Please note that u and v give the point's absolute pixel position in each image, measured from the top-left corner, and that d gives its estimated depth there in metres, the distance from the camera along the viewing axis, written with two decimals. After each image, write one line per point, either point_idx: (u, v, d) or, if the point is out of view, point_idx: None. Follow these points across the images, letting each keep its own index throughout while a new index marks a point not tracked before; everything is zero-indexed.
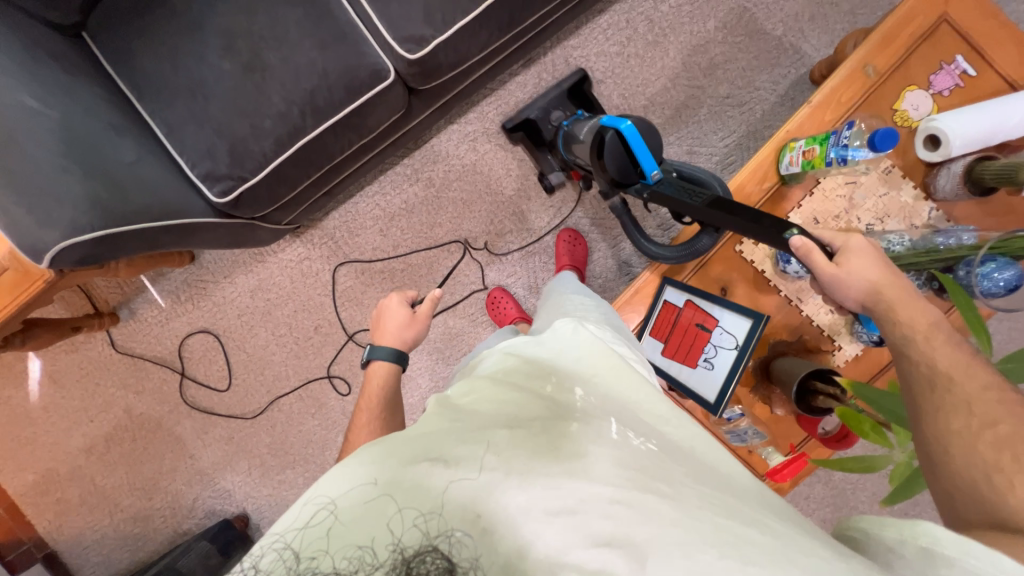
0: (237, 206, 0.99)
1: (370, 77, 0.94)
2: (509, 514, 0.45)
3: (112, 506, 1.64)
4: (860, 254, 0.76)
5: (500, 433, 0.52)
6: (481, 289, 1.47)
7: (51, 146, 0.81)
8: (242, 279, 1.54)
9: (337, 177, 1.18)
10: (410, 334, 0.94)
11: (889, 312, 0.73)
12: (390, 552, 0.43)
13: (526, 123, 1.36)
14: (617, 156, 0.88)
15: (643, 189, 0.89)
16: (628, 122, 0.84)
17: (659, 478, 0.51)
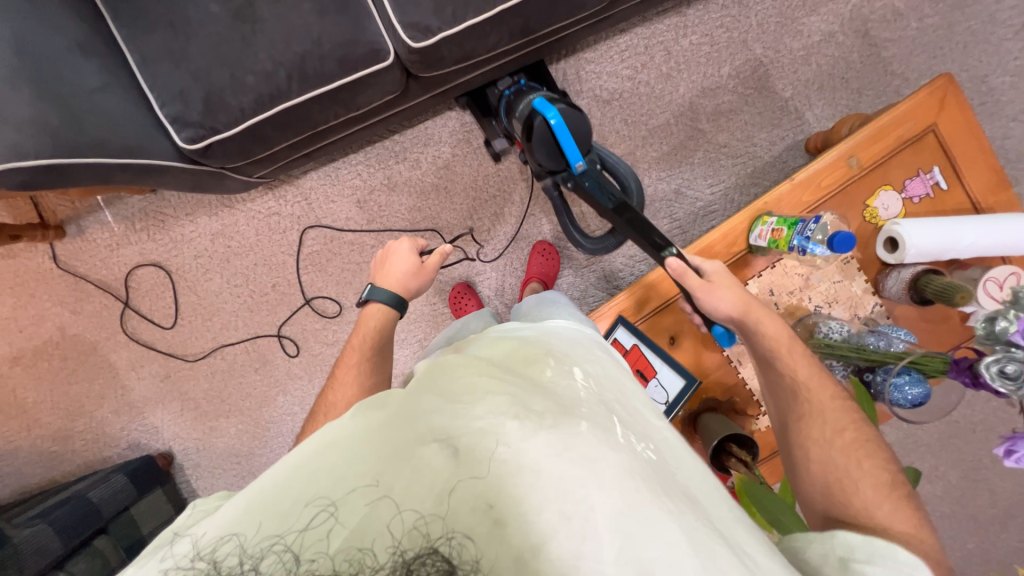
0: (205, 155, 0.93)
1: (367, 56, 0.90)
2: (519, 516, 0.47)
3: (31, 420, 1.59)
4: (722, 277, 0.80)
5: (509, 425, 0.53)
6: (447, 281, 1.47)
7: (7, 61, 0.78)
8: (204, 220, 1.48)
9: (319, 141, 1.13)
10: (414, 281, 0.93)
11: (756, 325, 0.77)
12: (391, 555, 0.45)
13: (474, 87, 1.24)
14: (545, 145, 0.93)
15: (567, 179, 0.96)
16: (556, 115, 0.90)
17: (666, 492, 0.53)
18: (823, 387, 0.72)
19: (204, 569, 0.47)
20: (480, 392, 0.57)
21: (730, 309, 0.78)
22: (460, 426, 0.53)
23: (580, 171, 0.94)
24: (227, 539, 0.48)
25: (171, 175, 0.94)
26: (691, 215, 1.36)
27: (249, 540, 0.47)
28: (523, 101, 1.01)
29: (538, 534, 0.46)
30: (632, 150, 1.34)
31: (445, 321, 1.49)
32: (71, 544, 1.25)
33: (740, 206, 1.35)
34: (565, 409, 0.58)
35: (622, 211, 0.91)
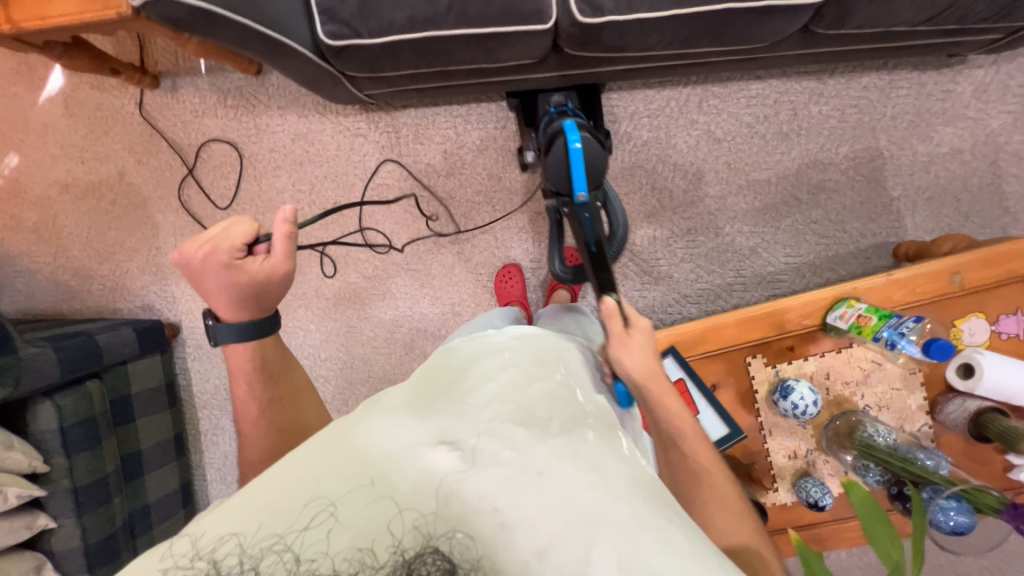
0: (338, 55, 0.93)
1: (529, 14, 0.89)
2: (529, 521, 0.43)
3: (60, 249, 1.60)
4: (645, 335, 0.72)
5: (518, 430, 0.50)
6: (500, 258, 1.47)
7: None
8: (293, 119, 1.48)
9: (440, 81, 1.12)
10: (265, 296, 0.71)
11: (659, 400, 0.68)
12: (391, 554, 0.39)
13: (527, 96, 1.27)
14: (558, 164, 0.94)
15: (566, 204, 0.94)
16: (579, 144, 0.93)
17: (666, 506, 0.50)
18: (720, 473, 0.67)
19: (203, 569, 0.39)
20: (488, 398, 0.55)
21: (641, 373, 0.68)
22: (465, 427, 0.50)
23: (585, 201, 0.92)
24: (227, 538, 0.40)
25: (299, 60, 0.95)
26: (757, 277, 1.34)
27: (250, 537, 0.40)
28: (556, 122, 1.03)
29: (548, 541, 0.42)
30: (725, 195, 1.33)
31: (484, 295, 1.48)
32: (67, 377, 1.26)
33: (809, 285, 1.33)
34: (571, 415, 0.56)
35: (598, 262, 0.81)
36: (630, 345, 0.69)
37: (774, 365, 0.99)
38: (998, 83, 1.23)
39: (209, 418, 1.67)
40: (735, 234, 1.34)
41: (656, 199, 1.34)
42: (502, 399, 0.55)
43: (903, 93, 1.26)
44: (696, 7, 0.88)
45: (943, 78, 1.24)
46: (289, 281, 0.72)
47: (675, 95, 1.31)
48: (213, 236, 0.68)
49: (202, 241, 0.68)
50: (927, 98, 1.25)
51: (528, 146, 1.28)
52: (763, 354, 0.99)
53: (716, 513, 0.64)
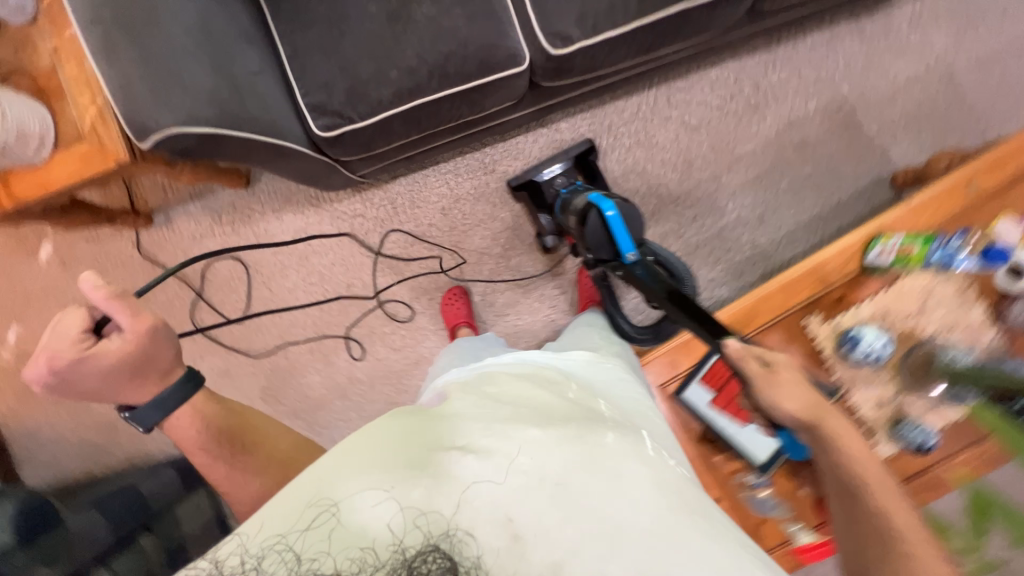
0: (334, 144, 0.96)
1: (505, 60, 0.94)
2: (539, 533, 0.46)
3: (81, 408, 1.56)
4: (791, 369, 0.72)
5: (530, 434, 0.53)
6: (522, 293, 1.47)
7: (192, 36, 0.83)
8: (290, 218, 1.51)
9: (427, 143, 1.13)
10: (149, 364, 0.82)
11: (832, 436, 0.71)
12: (392, 551, 0.44)
13: (530, 184, 1.39)
14: (598, 233, 0.98)
15: (618, 267, 0.96)
16: (614, 210, 0.96)
17: (693, 511, 0.51)
18: (923, 537, 0.62)
19: (205, 569, 0.44)
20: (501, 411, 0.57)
21: (802, 413, 0.71)
22: (477, 436, 0.52)
23: (637, 259, 0.94)
24: (230, 539, 0.46)
25: (297, 158, 0.97)
26: (774, 243, 1.37)
27: (251, 539, 0.45)
28: (579, 196, 1.08)
29: (554, 550, 0.46)
30: (718, 175, 1.37)
31: (519, 334, 1.46)
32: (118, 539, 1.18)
33: (825, 236, 1.35)
34: (587, 421, 0.58)
35: (672, 293, 0.83)
36: (784, 391, 0.71)
37: (832, 320, 0.99)
38: (928, 11, 1.33)
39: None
40: (739, 209, 1.37)
41: (655, 197, 1.37)
42: (512, 408, 0.58)
43: (848, 42, 1.34)
44: (655, 14, 0.94)
45: (878, 20, 1.34)
46: (156, 335, 0.84)
47: (643, 98, 1.37)
48: (44, 350, 0.78)
49: (36, 357, 0.78)
50: (871, 40, 1.34)
51: (545, 230, 1.39)
52: (817, 312, 0.99)
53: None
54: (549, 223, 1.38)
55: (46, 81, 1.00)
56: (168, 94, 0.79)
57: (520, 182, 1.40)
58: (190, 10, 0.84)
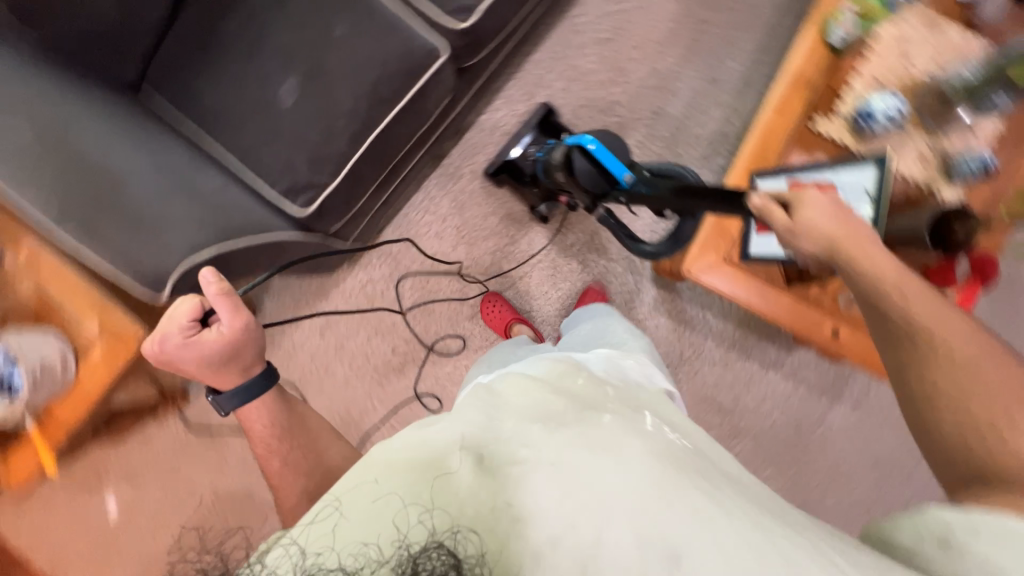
0: (320, 215, 0.98)
1: (427, 56, 0.94)
2: (541, 514, 0.45)
3: None
4: (819, 206, 0.65)
5: (533, 426, 0.53)
6: (551, 266, 1.42)
7: (157, 179, 0.84)
8: (307, 320, 1.43)
9: (394, 180, 1.15)
10: (244, 353, 0.75)
11: (855, 257, 0.61)
12: (396, 548, 0.42)
13: (506, 165, 1.33)
14: (589, 173, 0.94)
15: (619, 193, 0.92)
16: (594, 141, 0.93)
17: (703, 480, 0.50)
18: (963, 332, 0.54)
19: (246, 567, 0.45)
20: (510, 410, 0.57)
21: (828, 231, 0.63)
22: (487, 436, 0.53)
23: (632, 179, 0.90)
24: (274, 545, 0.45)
25: (297, 246, 0.99)
26: (734, 95, 1.39)
27: (306, 541, 0.44)
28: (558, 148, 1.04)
29: (559, 527, 0.44)
30: (655, 66, 1.40)
31: (572, 301, 1.42)
32: None
33: (775, 63, 1.38)
34: (590, 406, 0.58)
35: (681, 189, 0.79)
36: (804, 219, 0.65)
37: (836, 112, 0.99)
38: None
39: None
40: (690, 83, 1.39)
41: (613, 115, 1.39)
42: (519, 403, 0.58)
43: None
44: None
45: None
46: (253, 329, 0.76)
47: (552, 41, 1.39)
48: (160, 337, 0.73)
49: (155, 336, 0.73)
50: None
51: (534, 202, 1.35)
52: (820, 112, 1.00)
53: (940, 373, 0.53)
54: (534, 195, 1.32)
55: (50, 312, 1.00)
56: (165, 238, 0.82)
57: (496, 167, 1.34)
58: (141, 156, 0.84)
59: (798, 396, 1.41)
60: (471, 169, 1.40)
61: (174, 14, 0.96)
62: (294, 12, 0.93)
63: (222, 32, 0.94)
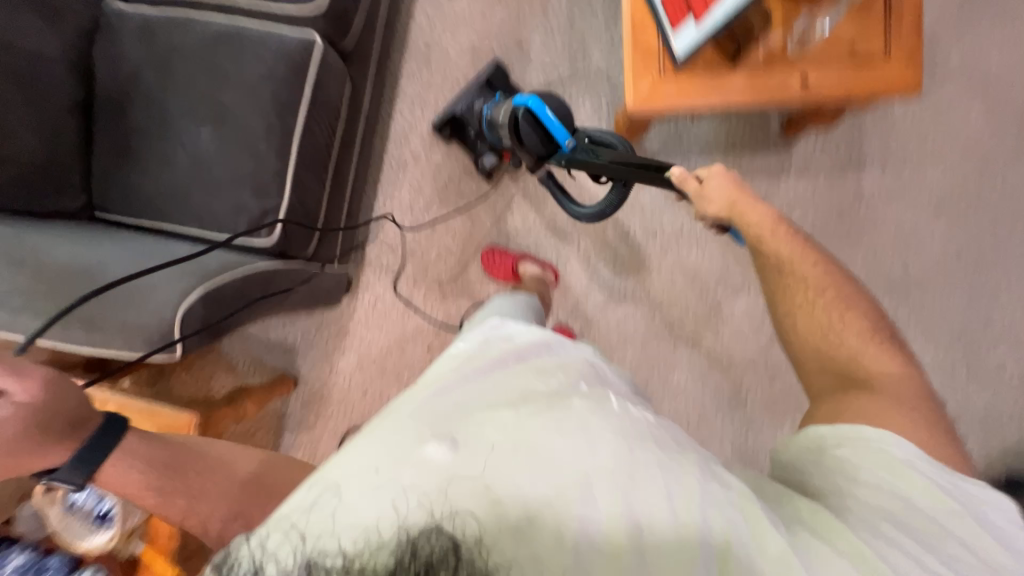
0: (288, 238, 1.01)
1: (304, 48, 0.97)
2: (518, 489, 0.50)
3: None
4: (722, 177, 0.82)
5: (506, 413, 0.58)
6: (526, 196, 1.41)
7: (131, 262, 0.89)
8: (343, 362, 1.42)
9: (345, 187, 1.19)
10: (67, 409, 0.70)
11: (744, 213, 0.80)
12: (397, 529, 0.46)
13: (452, 118, 1.35)
14: (532, 133, 0.95)
15: (560, 159, 0.93)
16: (535, 97, 0.94)
17: (663, 450, 0.57)
18: (806, 259, 0.77)
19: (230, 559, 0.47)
20: (475, 399, 0.62)
21: (723, 199, 0.80)
22: (458, 425, 0.56)
23: (574, 143, 0.91)
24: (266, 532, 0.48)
25: (280, 274, 1.01)
26: None
27: (303, 524, 0.47)
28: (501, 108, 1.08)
29: (536, 508, 0.49)
30: None
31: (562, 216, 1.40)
32: None
33: None
34: (559, 391, 0.63)
35: (620, 158, 0.84)
36: (705, 189, 0.81)
37: None
38: None
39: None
40: None
41: (509, 35, 1.40)
42: (485, 392, 0.63)
43: None
44: None
45: None
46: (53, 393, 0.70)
47: (422, 1, 1.40)
48: None
49: None
50: None
51: (482, 154, 1.33)
52: None
53: (797, 294, 0.77)
54: (483, 145, 1.32)
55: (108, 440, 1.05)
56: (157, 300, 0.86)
57: (443, 124, 1.36)
58: (112, 253, 0.90)
59: (824, 185, 1.33)
60: (411, 151, 1.41)
61: (88, 130, 0.98)
62: (172, 75, 0.96)
63: (129, 123, 0.97)
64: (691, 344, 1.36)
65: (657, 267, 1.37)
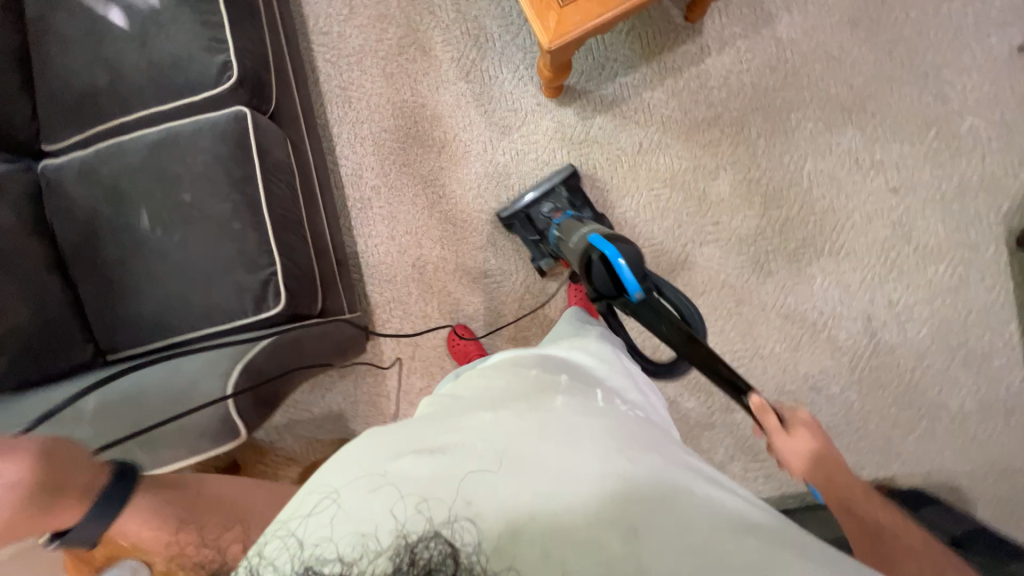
0: (294, 298, 1.01)
1: (236, 124, 1.00)
2: (504, 493, 0.48)
3: None
4: (810, 426, 0.81)
5: (484, 419, 0.58)
6: (492, 177, 1.42)
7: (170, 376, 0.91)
8: (393, 408, 1.40)
9: (325, 239, 1.21)
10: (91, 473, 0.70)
11: (837, 476, 0.78)
12: (395, 534, 0.45)
13: (519, 213, 1.36)
14: (602, 276, 0.92)
15: (626, 307, 0.90)
16: (618, 251, 0.89)
17: (641, 450, 0.56)
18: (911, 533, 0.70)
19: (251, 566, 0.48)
20: (461, 412, 0.62)
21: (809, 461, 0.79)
22: (443, 436, 0.56)
23: (645, 297, 0.87)
24: (277, 536, 0.49)
25: (307, 334, 1.02)
26: None
27: (305, 534, 0.48)
28: (577, 234, 1.05)
29: (522, 506, 0.47)
30: None
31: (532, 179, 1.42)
32: None
33: None
34: (537, 396, 0.64)
35: (692, 338, 0.81)
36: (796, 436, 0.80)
37: None
38: None
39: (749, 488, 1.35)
40: None
41: (409, 45, 1.44)
42: (470, 406, 0.64)
43: None
44: None
45: None
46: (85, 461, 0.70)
47: (319, 52, 1.45)
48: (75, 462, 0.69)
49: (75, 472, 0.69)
50: None
51: (539, 255, 1.35)
52: None
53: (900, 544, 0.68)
54: (544, 248, 1.34)
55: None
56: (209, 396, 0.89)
57: (510, 211, 1.36)
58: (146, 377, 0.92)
59: (748, 49, 1.38)
60: (370, 188, 1.43)
61: (71, 285, 0.99)
62: (128, 201, 0.98)
63: (105, 261, 0.98)
64: (698, 241, 1.39)
65: (638, 188, 1.40)
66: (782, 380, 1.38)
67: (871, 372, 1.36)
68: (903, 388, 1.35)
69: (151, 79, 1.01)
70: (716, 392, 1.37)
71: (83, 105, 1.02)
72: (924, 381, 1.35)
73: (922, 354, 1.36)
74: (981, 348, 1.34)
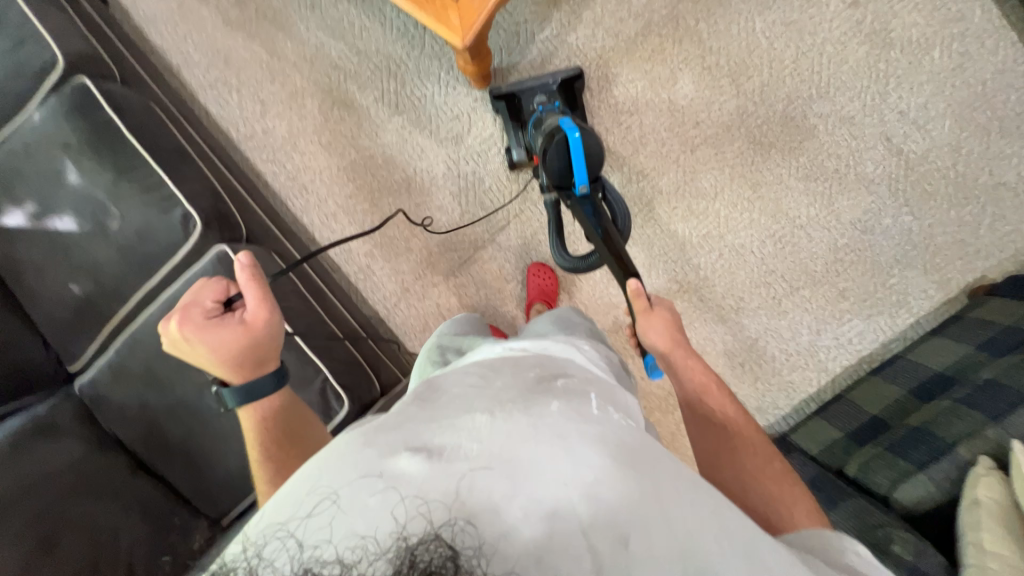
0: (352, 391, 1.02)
1: (222, 264, 1.01)
2: (504, 501, 0.42)
3: None
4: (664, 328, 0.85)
5: (479, 420, 0.48)
6: (466, 190, 1.40)
7: None
8: None
9: (350, 324, 1.21)
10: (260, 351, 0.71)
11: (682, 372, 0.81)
12: (396, 539, 0.39)
13: (510, 97, 1.30)
14: (557, 156, 0.97)
15: (568, 195, 1.01)
16: (579, 135, 0.95)
17: (647, 461, 0.49)
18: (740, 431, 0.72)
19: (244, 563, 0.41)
20: (456, 404, 0.52)
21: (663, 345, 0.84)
22: (440, 435, 0.47)
23: (588, 193, 0.99)
24: (274, 531, 0.42)
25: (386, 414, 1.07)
26: None
27: (304, 531, 0.41)
28: (551, 120, 1.07)
29: (521, 518, 0.41)
30: (291, 62, 1.43)
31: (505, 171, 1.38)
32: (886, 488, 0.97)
33: None
34: (537, 389, 0.54)
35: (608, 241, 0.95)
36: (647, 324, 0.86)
37: None
38: None
39: (849, 351, 1.32)
40: (312, 28, 1.43)
41: (331, 108, 1.42)
42: (468, 396, 0.53)
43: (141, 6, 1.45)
44: (140, 148, 1.03)
45: None
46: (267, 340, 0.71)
47: (254, 156, 1.43)
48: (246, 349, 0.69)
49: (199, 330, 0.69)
50: None
51: (518, 145, 1.32)
52: None
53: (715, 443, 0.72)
54: (523, 137, 1.31)
55: None
56: None
57: (503, 92, 1.30)
58: None
59: None
60: (362, 257, 1.42)
61: (158, 477, 1.02)
62: (166, 379, 1.00)
63: (175, 442, 1.00)
64: (689, 148, 1.34)
65: (607, 129, 1.35)
66: (833, 236, 1.33)
67: (914, 187, 1.30)
68: (953, 186, 1.29)
69: (129, 261, 1.01)
70: (776, 278, 1.33)
71: (84, 315, 1.03)
72: (970, 170, 1.28)
73: (955, 146, 1.29)
74: (1011, 111, 1.27)
